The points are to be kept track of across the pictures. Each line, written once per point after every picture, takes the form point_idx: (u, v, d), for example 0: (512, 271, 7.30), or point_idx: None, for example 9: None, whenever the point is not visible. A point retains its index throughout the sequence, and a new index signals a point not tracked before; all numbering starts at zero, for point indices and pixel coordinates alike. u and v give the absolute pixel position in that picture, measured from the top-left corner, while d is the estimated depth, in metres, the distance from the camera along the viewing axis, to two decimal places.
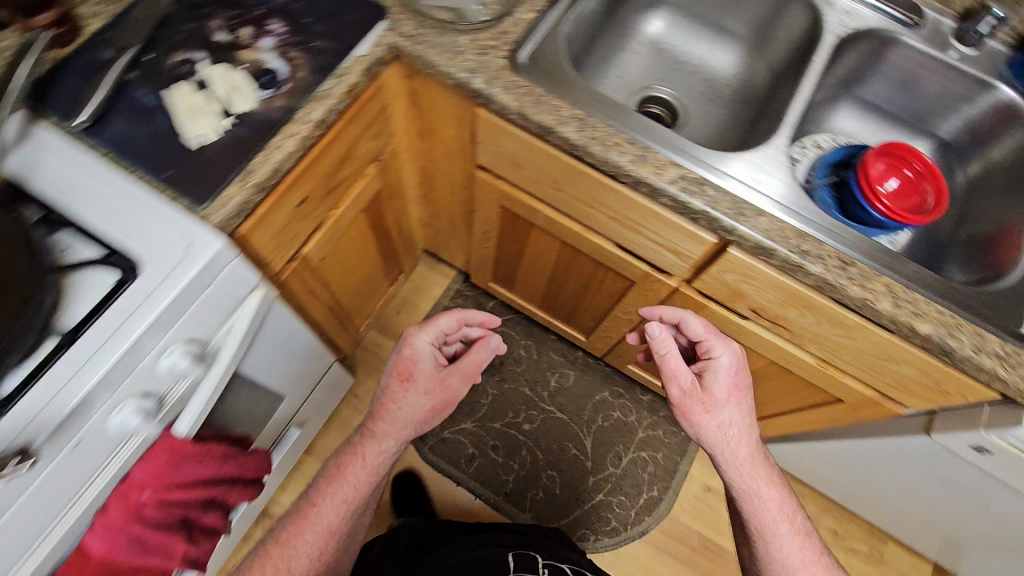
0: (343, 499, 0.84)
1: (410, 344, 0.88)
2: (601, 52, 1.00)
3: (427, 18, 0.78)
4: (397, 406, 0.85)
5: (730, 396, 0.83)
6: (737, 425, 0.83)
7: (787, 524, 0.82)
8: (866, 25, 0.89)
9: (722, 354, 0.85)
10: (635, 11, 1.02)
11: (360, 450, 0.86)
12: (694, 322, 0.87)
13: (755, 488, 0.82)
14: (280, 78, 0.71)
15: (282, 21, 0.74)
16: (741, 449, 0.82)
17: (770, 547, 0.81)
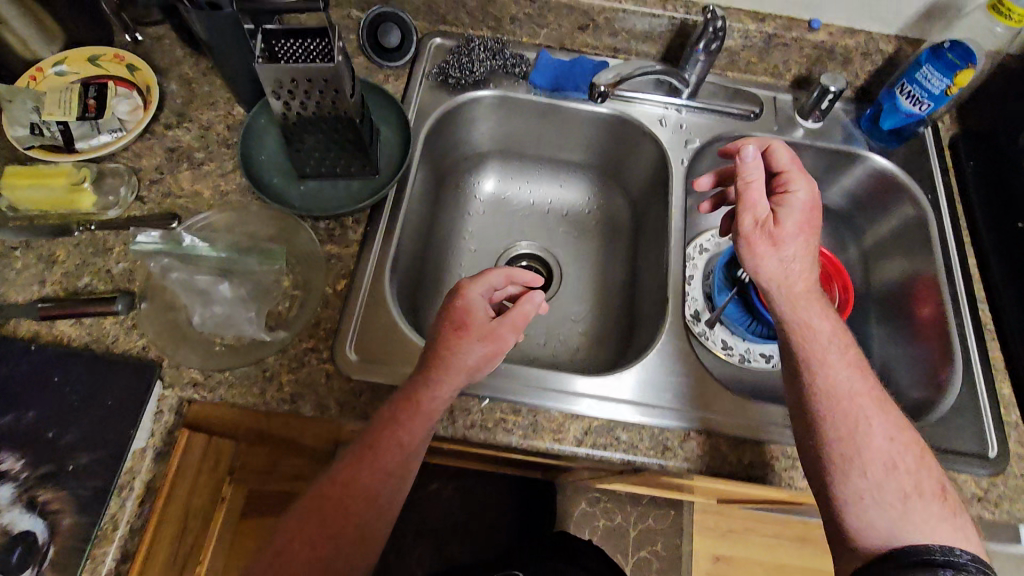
0: (377, 481, 0.54)
1: (464, 295, 0.60)
2: (445, 238, 0.85)
3: (213, 347, 0.61)
4: (447, 360, 0.56)
5: (806, 239, 0.61)
6: (807, 276, 0.61)
7: (876, 408, 0.56)
8: (710, 132, 0.79)
9: (806, 198, 0.63)
10: (466, 177, 0.88)
11: (411, 414, 0.55)
12: (780, 153, 0.65)
13: (826, 355, 0.58)
14: (40, 541, 0.52)
15: (16, 451, 0.54)
16: (801, 290, 0.61)
17: (834, 424, 0.55)
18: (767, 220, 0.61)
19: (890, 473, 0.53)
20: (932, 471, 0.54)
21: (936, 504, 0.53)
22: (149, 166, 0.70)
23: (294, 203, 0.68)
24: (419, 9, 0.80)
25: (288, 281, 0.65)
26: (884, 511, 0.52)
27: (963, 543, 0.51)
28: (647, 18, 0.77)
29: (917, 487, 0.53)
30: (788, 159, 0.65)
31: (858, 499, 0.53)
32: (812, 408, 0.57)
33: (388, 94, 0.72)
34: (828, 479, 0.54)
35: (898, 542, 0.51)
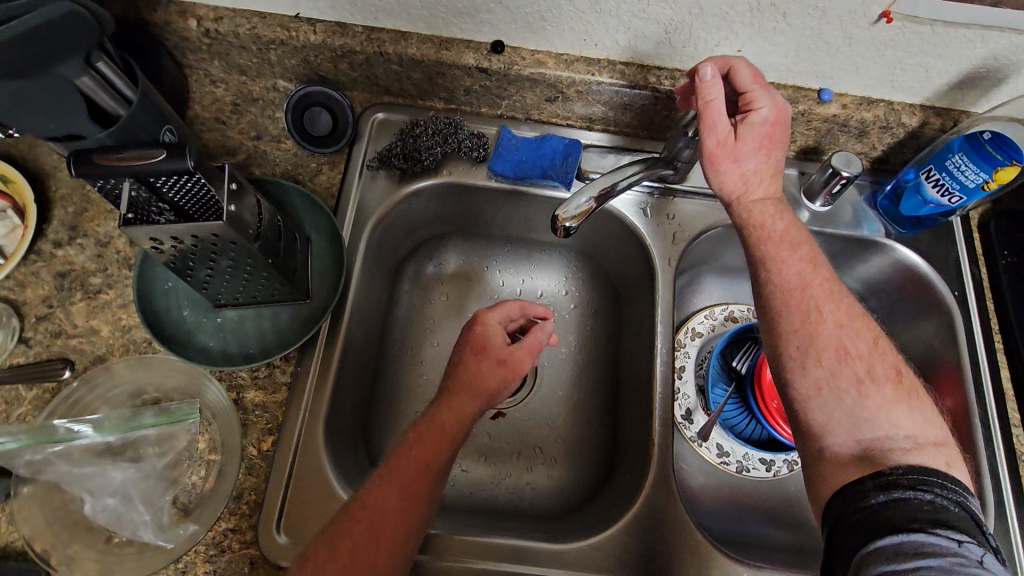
0: (388, 496, 0.48)
1: (479, 323, 0.58)
2: (400, 339, 0.73)
3: (113, 537, 0.50)
4: (462, 380, 0.54)
5: (766, 150, 0.54)
6: (768, 185, 0.55)
7: (827, 295, 0.52)
8: (700, 222, 0.69)
9: (767, 113, 0.54)
10: (424, 263, 0.77)
11: (435, 438, 0.51)
12: (742, 70, 0.54)
13: (774, 251, 0.54)
14: None
15: None
16: (768, 201, 0.55)
17: (786, 317, 0.52)
18: (727, 137, 0.53)
19: (844, 360, 0.50)
20: (884, 355, 0.51)
21: (889, 388, 0.50)
22: (35, 299, 0.59)
23: (207, 343, 0.57)
24: (355, 81, 0.67)
25: (203, 443, 0.54)
26: (840, 398, 0.50)
27: (924, 432, 0.48)
28: (625, 91, 0.64)
29: (869, 372, 0.50)
30: (750, 77, 0.54)
31: (816, 390, 0.50)
32: (766, 303, 0.54)
33: (314, 201, 0.62)
34: (787, 370, 0.52)
35: (862, 431, 0.48)
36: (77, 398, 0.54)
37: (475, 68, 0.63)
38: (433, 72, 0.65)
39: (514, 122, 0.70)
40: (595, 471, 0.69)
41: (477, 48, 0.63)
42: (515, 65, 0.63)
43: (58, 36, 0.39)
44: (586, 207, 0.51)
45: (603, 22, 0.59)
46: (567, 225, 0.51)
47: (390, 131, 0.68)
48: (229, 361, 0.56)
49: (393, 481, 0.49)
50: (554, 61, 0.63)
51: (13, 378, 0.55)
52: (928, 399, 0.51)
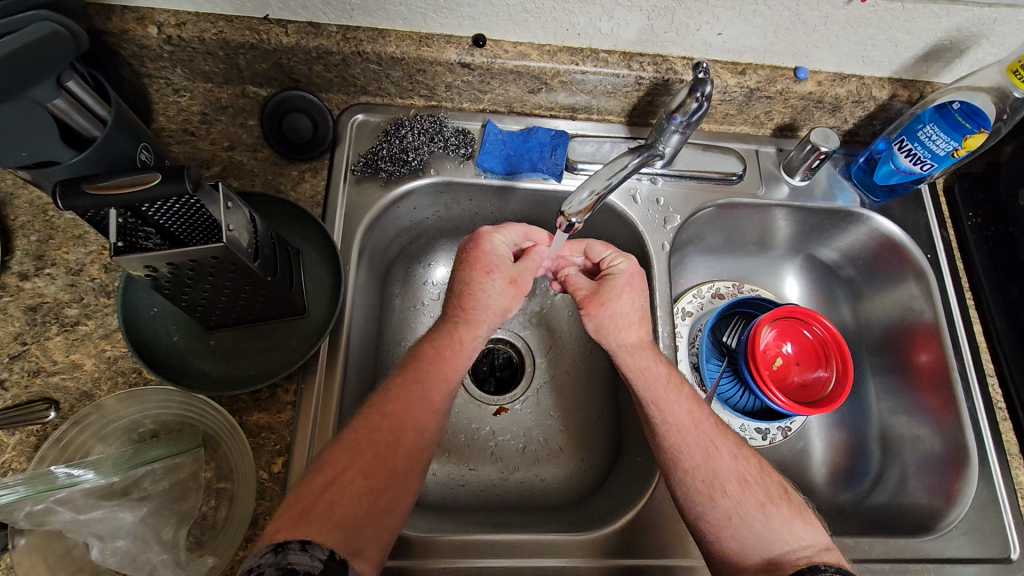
0: (409, 409, 0.54)
1: (488, 241, 0.60)
2: (397, 346, 0.72)
3: None
4: (474, 297, 0.58)
5: (630, 296, 0.60)
6: (639, 331, 0.59)
7: (715, 430, 0.55)
8: (690, 204, 0.69)
9: (625, 266, 0.61)
10: (413, 265, 0.75)
11: (453, 352, 0.57)
12: (596, 246, 0.64)
13: (665, 391, 0.56)
14: None
15: None
16: (651, 358, 0.58)
17: (688, 455, 0.53)
18: (587, 295, 0.62)
19: (745, 488, 0.52)
20: (772, 477, 0.54)
21: (784, 505, 0.52)
22: (6, 337, 0.55)
23: (203, 367, 0.54)
24: (332, 82, 0.65)
25: (209, 472, 0.52)
26: (749, 521, 0.51)
27: (820, 537, 0.50)
28: (609, 78, 0.65)
29: (766, 494, 0.52)
30: (605, 249, 0.64)
31: (727, 519, 0.51)
32: (665, 447, 0.54)
33: (302, 211, 0.59)
34: (695, 503, 0.52)
35: (773, 548, 0.49)
36: (69, 439, 0.51)
37: (458, 63, 0.62)
38: (413, 69, 0.63)
39: (498, 115, 0.69)
40: (601, 456, 0.70)
41: (458, 43, 0.62)
42: (499, 58, 0.62)
43: (37, 60, 0.38)
44: (592, 202, 0.52)
45: (586, 12, 0.59)
46: (574, 221, 0.53)
47: (371, 133, 0.67)
48: (231, 383, 0.54)
49: (413, 390, 0.54)
50: (537, 52, 0.63)
51: None
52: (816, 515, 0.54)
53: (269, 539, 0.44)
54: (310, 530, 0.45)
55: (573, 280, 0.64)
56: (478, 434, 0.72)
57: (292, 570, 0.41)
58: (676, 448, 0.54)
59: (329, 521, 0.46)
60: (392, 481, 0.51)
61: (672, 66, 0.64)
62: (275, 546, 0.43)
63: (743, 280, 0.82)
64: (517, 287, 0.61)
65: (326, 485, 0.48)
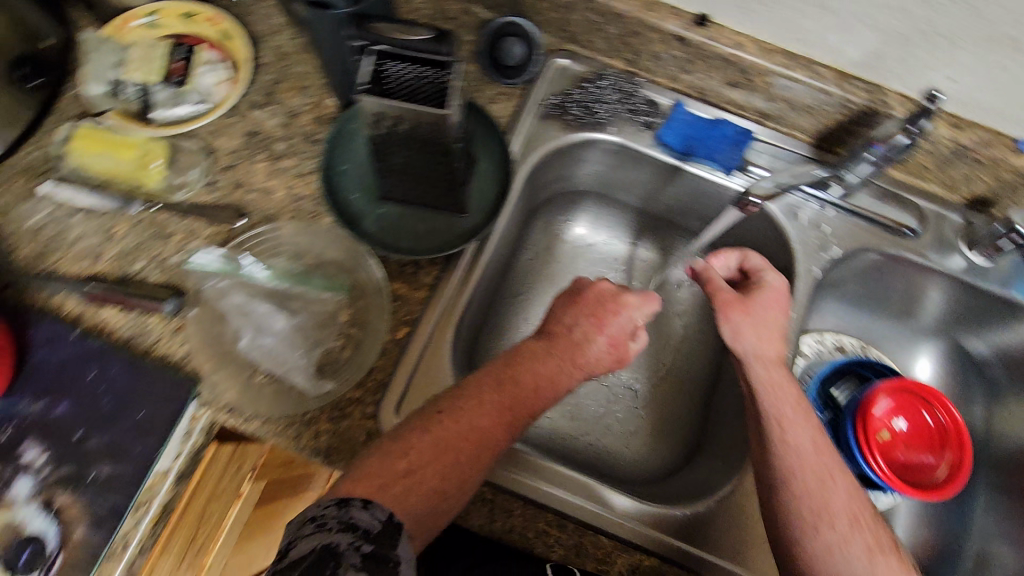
0: (493, 424, 0.49)
1: (626, 311, 0.58)
2: (519, 283, 0.76)
3: (255, 375, 0.55)
4: (584, 348, 0.56)
5: (773, 312, 0.60)
6: (780, 348, 0.58)
7: (838, 464, 0.53)
8: (852, 242, 0.67)
9: (774, 281, 0.62)
10: (559, 215, 0.79)
11: (546, 392, 0.53)
12: (753, 258, 0.65)
13: (791, 412, 0.55)
14: (48, 549, 0.49)
15: (41, 445, 0.51)
16: (788, 380, 0.56)
17: (802, 479, 0.51)
18: (731, 299, 0.61)
19: (854, 528, 0.50)
20: (885, 527, 0.52)
21: (892, 559, 0.50)
22: (226, 149, 0.63)
23: (368, 229, 0.61)
24: (551, 22, 0.69)
25: (346, 316, 0.58)
26: (850, 562, 0.49)
27: None
28: (816, 93, 0.64)
29: (876, 542, 0.50)
30: (758, 261, 0.64)
31: (827, 554, 0.49)
32: (778, 466, 0.53)
33: (491, 125, 0.64)
34: (796, 529, 0.51)
35: None
36: (249, 246, 0.59)
37: (674, 35, 0.64)
38: (630, 30, 0.66)
39: (690, 99, 0.71)
40: (674, 452, 0.70)
41: (681, 17, 0.64)
42: (715, 42, 0.64)
43: None
44: None
45: (820, 20, 0.58)
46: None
47: (569, 79, 0.71)
48: (387, 247, 0.60)
49: (502, 410, 0.50)
50: (754, 47, 0.64)
51: (196, 213, 0.60)
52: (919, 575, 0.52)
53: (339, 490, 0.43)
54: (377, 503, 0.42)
55: (717, 282, 0.64)
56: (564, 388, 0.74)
57: (352, 527, 0.39)
58: (790, 472, 0.52)
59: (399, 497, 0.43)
60: (465, 483, 0.47)
61: (885, 99, 0.62)
62: (338, 501, 0.42)
63: (869, 342, 0.79)
64: (619, 364, 0.58)
65: (402, 469, 0.45)
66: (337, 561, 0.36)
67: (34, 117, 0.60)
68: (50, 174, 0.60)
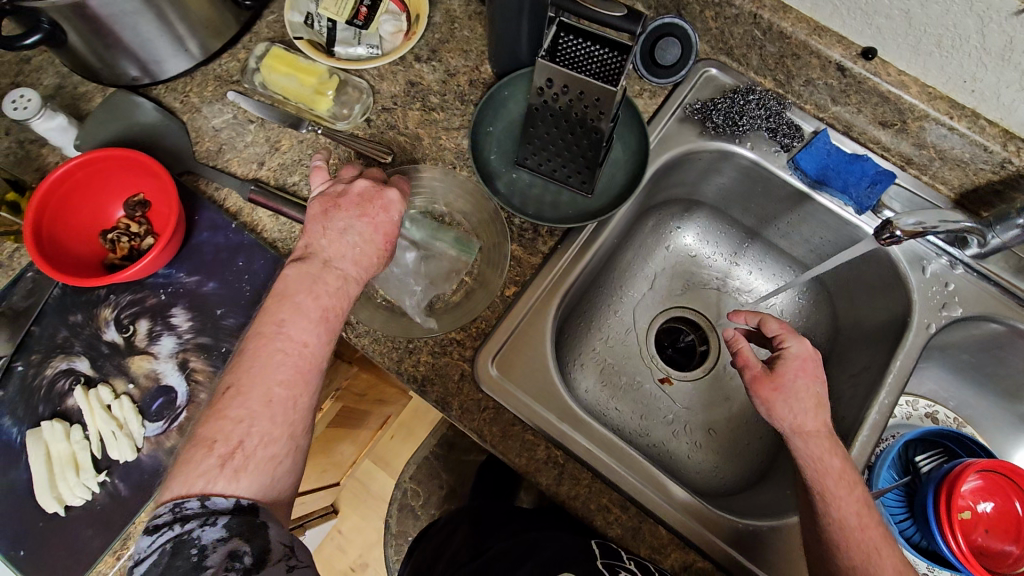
0: (310, 344, 0.49)
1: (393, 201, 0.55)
2: (618, 275, 0.78)
3: (374, 297, 0.61)
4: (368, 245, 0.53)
5: (805, 381, 0.56)
6: (818, 416, 0.54)
7: (884, 542, 0.51)
8: (978, 306, 0.65)
9: (798, 349, 0.57)
10: (671, 219, 0.80)
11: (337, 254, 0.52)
12: (771, 322, 0.60)
13: (835, 485, 0.52)
14: (176, 404, 0.55)
15: (188, 313, 0.58)
16: (830, 449, 0.53)
17: (848, 557, 0.50)
18: (759, 374, 0.57)
19: None
20: None
21: None
22: (387, 92, 0.69)
23: (500, 189, 0.65)
24: (710, 31, 0.71)
25: (463, 264, 0.63)
26: None
27: None
28: (972, 147, 0.62)
29: None
30: (778, 326, 0.60)
31: None
32: (823, 540, 0.51)
33: (635, 115, 0.65)
34: None
35: None
36: None
37: (836, 64, 0.65)
38: (790, 51, 0.67)
39: (834, 131, 0.71)
40: (741, 475, 0.70)
41: (847, 47, 0.64)
42: (877, 77, 0.63)
43: None
44: (918, 228, 0.56)
45: (999, 73, 0.57)
46: (897, 233, 0.57)
47: (715, 88, 0.72)
48: (516, 210, 0.63)
49: (312, 323, 0.49)
50: (918, 89, 0.63)
51: (351, 143, 0.66)
52: None
53: (172, 494, 0.42)
54: (248, 472, 0.43)
55: (745, 352, 0.58)
56: (639, 385, 0.76)
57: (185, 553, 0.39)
58: (838, 551, 0.50)
59: (266, 461, 0.45)
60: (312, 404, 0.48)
61: None
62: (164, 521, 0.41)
63: (966, 419, 0.76)
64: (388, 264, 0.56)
65: (281, 412, 0.46)
66: (200, 547, 0.39)
67: (235, 33, 0.68)
68: (238, 86, 0.68)
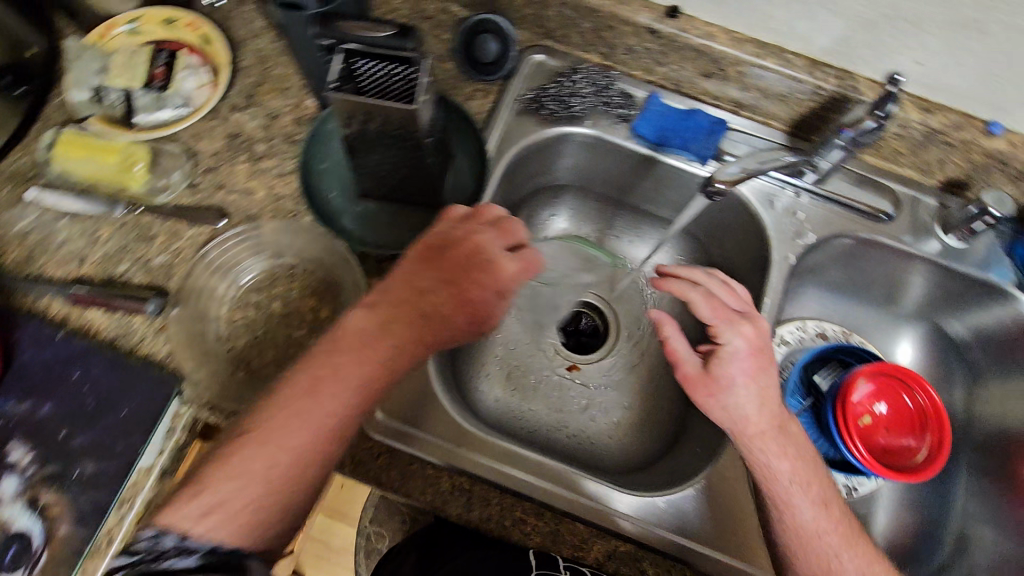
0: (333, 411, 0.49)
1: (481, 288, 0.54)
2: None
3: (237, 371, 0.57)
4: (440, 321, 0.53)
5: (745, 380, 0.56)
6: (766, 417, 0.55)
7: (843, 544, 0.53)
8: (828, 227, 0.68)
9: (734, 343, 0.57)
10: (540, 208, 0.80)
11: (438, 301, 0.53)
12: (701, 306, 0.60)
13: (786, 492, 0.53)
14: (33, 547, 0.50)
15: (28, 445, 0.53)
16: (778, 456, 0.54)
17: (803, 562, 0.52)
18: (694, 374, 0.58)
19: None
20: None
21: None
22: (206, 150, 0.65)
23: (347, 226, 0.62)
24: (526, 19, 0.70)
25: (326, 313, 0.60)
26: None
27: None
28: (787, 81, 0.65)
29: None
30: (711, 314, 0.59)
31: None
32: (779, 543, 0.53)
33: (466, 121, 0.65)
34: None
35: None
36: (232, 245, 0.61)
37: (647, 28, 0.65)
38: (604, 24, 0.67)
39: (665, 90, 0.72)
40: (656, 443, 0.72)
41: (653, 9, 0.65)
42: (687, 33, 0.64)
43: None
44: (738, 176, 0.55)
45: (789, 8, 0.59)
46: (717, 185, 0.54)
47: (545, 73, 0.72)
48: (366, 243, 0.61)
49: (350, 389, 0.50)
50: (725, 37, 0.65)
51: (179, 215, 0.61)
52: None
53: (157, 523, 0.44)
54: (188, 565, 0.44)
55: (680, 350, 0.59)
56: (547, 379, 0.76)
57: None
58: (796, 555, 0.52)
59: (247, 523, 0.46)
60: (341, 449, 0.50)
61: (855, 85, 0.63)
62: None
63: (853, 329, 0.79)
64: (480, 328, 0.56)
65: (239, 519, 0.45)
66: None
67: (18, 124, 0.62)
68: (36, 181, 0.62)
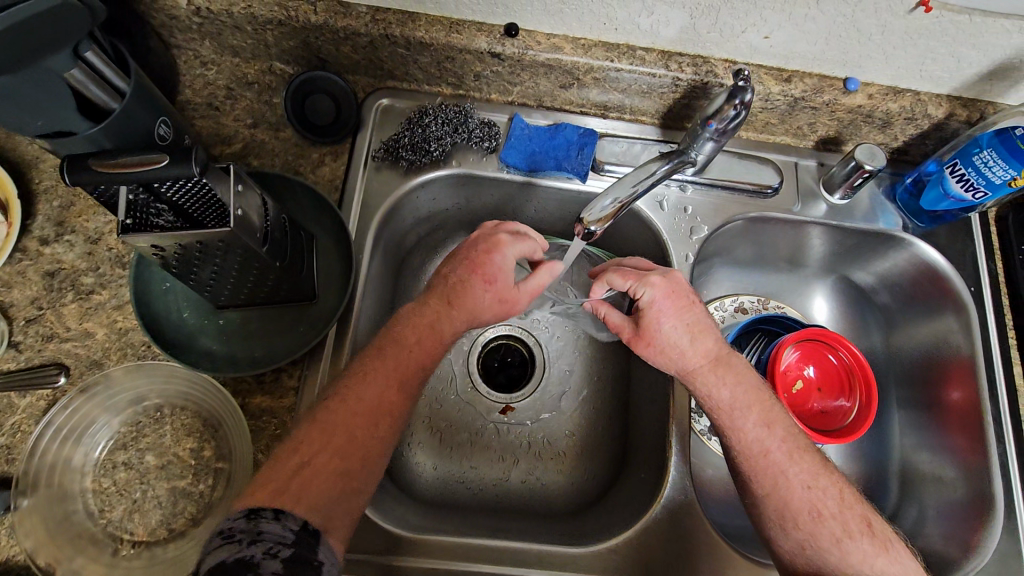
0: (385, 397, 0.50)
1: (501, 251, 0.55)
2: None
3: (120, 547, 0.50)
4: (468, 299, 0.54)
5: (670, 323, 0.55)
6: (697, 353, 0.55)
7: (788, 458, 0.53)
8: (718, 215, 0.67)
9: (649, 297, 0.55)
10: (431, 255, 0.74)
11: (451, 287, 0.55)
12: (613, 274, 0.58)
13: (731, 418, 0.55)
14: None
15: None
16: (712, 387, 0.55)
17: (756, 483, 0.53)
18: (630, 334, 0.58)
19: (820, 521, 0.51)
20: (854, 510, 0.52)
21: (865, 543, 0.51)
22: (23, 300, 0.55)
23: (208, 345, 0.54)
24: (359, 64, 0.64)
25: (208, 451, 0.53)
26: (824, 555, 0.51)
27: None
28: (645, 78, 0.62)
29: (844, 531, 0.51)
30: (623, 279, 0.57)
31: (802, 548, 0.51)
32: (737, 469, 0.55)
33: (319, 197, 0.58)
34: (770, 528, 0.53)
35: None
36: (77, 407, 0.52)
37: (488, 52, 0.60)
38: (443, 56, 0.61)
39: (526, 108, 0.68)
40: (606, 470, 0.69)
41: (489, 31, 0.59)
42: (531, 50, 0.60)
43: (49, 24, 0.37)
44: (615, 208, 0.51)
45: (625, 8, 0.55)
46: (592, 229, 0.52)
47: (395, 118, 0.65)
48: (235, 362, 0.53)
49: (392, 383, 0.50)
50: (571, 46, 0.60)
51: (4, 385, 0.52)
52: (902, 542, 0.52)
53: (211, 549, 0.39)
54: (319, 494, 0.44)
55: (613, 317, 0.60)
56: (483, 432, 0.71)
57: (260, 541, 0.39)
58: (750, 475, 0.54)
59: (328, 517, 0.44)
60: (363, 470, 0.48)
61: (712, 69, 0.60)
62: (249, 513, 0.41)
63: (768, 295, 0.78)
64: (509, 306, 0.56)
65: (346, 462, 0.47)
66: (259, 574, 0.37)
67: None
68: None
